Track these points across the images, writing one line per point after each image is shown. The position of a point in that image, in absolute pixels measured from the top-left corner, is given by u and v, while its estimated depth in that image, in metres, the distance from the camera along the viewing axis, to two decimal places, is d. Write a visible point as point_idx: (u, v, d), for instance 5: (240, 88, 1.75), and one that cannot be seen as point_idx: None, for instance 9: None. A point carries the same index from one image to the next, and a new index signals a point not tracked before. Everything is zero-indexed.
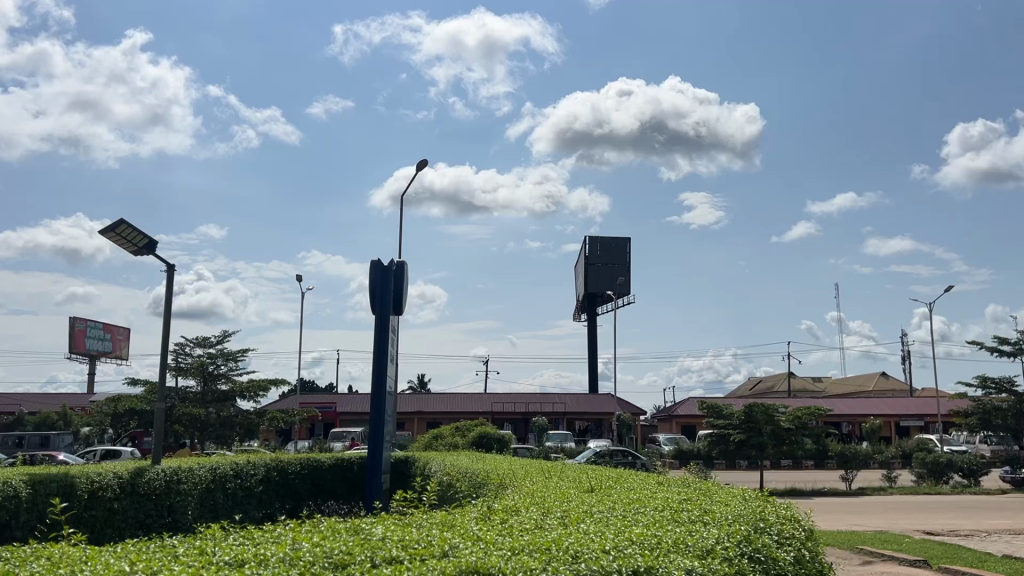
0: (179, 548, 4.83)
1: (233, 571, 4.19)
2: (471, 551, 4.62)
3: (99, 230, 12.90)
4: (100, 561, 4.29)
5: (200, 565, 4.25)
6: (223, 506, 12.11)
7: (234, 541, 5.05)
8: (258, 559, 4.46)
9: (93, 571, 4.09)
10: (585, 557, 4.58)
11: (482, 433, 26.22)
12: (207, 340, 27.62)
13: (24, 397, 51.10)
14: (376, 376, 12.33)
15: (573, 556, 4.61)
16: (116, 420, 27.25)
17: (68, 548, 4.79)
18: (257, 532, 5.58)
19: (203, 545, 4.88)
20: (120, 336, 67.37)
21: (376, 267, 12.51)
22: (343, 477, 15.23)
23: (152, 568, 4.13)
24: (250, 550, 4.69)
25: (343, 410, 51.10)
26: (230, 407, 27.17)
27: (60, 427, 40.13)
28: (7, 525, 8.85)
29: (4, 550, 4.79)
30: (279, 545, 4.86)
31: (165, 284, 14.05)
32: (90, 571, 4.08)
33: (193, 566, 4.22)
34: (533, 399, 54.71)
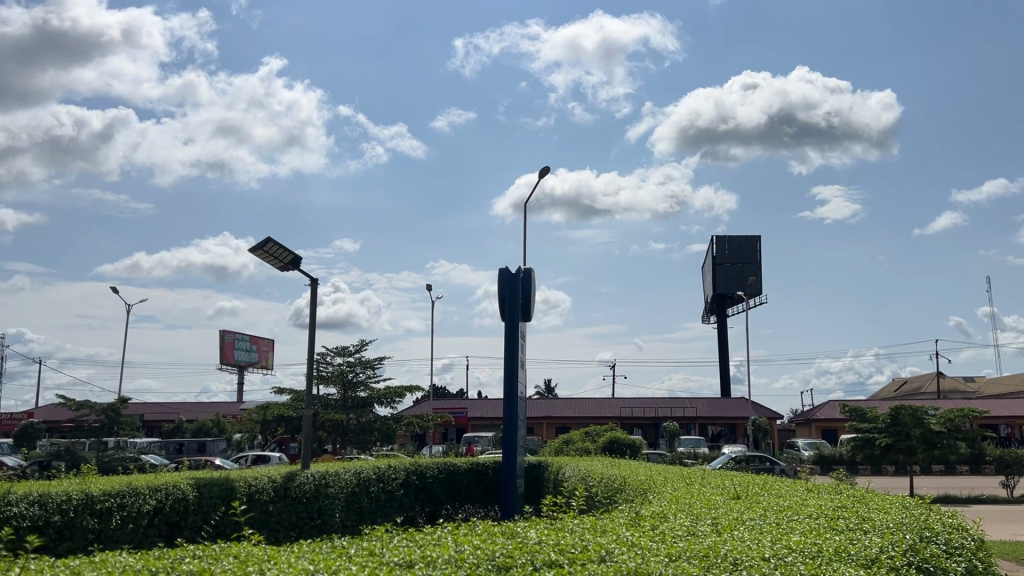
0: (350, 550, 5.11)
1: (404, 572, 4.39)
2: (629, 556, 4.65)
3: (249, 249, 13.73)
4: (283, 561, 4.59)
5: (374, 565, 4.48)
6: (367, 510, 12.61)
7: (399, 543, 5.28)
8: (426, 560, 4.65)
9: (279, 570, 4.37)
10: (745, 565, 4.49)
11: (614, 438, 26.07)
12: (346, 349, 28.78)
13: (182, 406, 54.78)
14: (508, 383, 12.52)
15: (733, 564, 4.53)
16: (265, 426, 28.77)
17: (250, 548, 5.13)
18: (417, 534, 5.82)
19: (373, 546, 5.12)
20: (266, 347, 71.19)
21: (504, 274, 12.69)
22: (477, 481, 15.54)
23: (331, 568, 4.38)
24: (417, 551, 4.90)
25: (474, 416, 52.03)
26: (370, 413, 28.23)
27: (214, 434, 42.82)
28: (178, 525, 9.53)
29: (193, 550, 5.18)
30: (443, 546, 5.03)
31: (310, 298, 14.76)
32: (276, 570, 4.36)
33: (363, 566, 4.45)
34: (664, 404, 53.92)
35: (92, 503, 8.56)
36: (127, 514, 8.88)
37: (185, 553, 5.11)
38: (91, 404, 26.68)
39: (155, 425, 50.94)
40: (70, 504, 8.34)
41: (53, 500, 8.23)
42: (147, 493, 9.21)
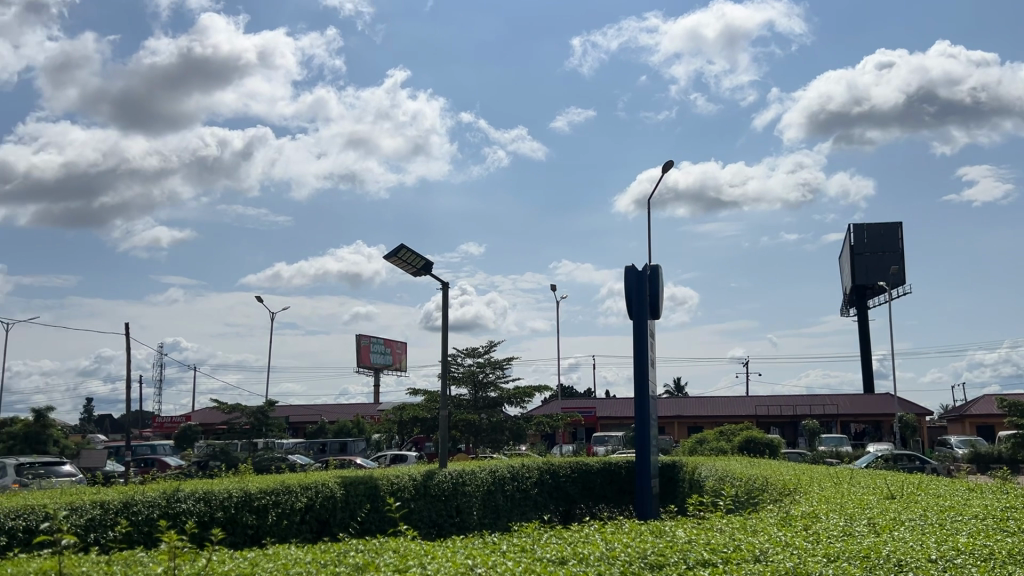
0: (503, 549, 5.24)
1: (559, 570, 4.47)
2: (786, 556, 4.55)
3: (384, 256, 14.25)
4: (441, 559, 4.78)
5: (530, 564, 4.58)
6: (503, 508, 12.80)
7: (549, 542, 5.37)
8: (578, 558, 4.72)
9: (438, 567, 4.56)
10: (911, 566, 4.30)
11: (749, 437, 25.37)
12: (476, 350, 29.28)
13: (323, 408, 57.26)
14: (639, 382, 12.42)
15: (898, 565, 4.34)
16: (401, 427, 29.67)
17: (408, 547, 5.36)
18: (566, 534, 5.91)
19: (525, 546, 5.23)
20: (400, 349, 73.55)
21: (630, 272, 12.60)
22: (611, 480, 15.48)
23: (488, 566, 4.52)
24: (568, 549, 4.96)
25: (603, 415, 51.80)
26: (501, 413, 28.64)
27: (354, 434, 44.48)
28: (327, 522, 10.00)
29: (357, 548, 5.47)
30: (594, 545, 5.08)
31: (443, 302, 15.15)
32: (435, 567, 4.56)
33: (518, 565, 4.57)
34: (802, 402, 51.97)
35: (251, 500, 9.10)
36: (282, 510, 9.39)
37: (350, 550, 5.42)
38: (241, 407, 28.27)
39: (300, 426, 53.48)
40: (231, 501, 8.89)
41: (217, 497, 8.79)
42: (299, 491, 9.71)
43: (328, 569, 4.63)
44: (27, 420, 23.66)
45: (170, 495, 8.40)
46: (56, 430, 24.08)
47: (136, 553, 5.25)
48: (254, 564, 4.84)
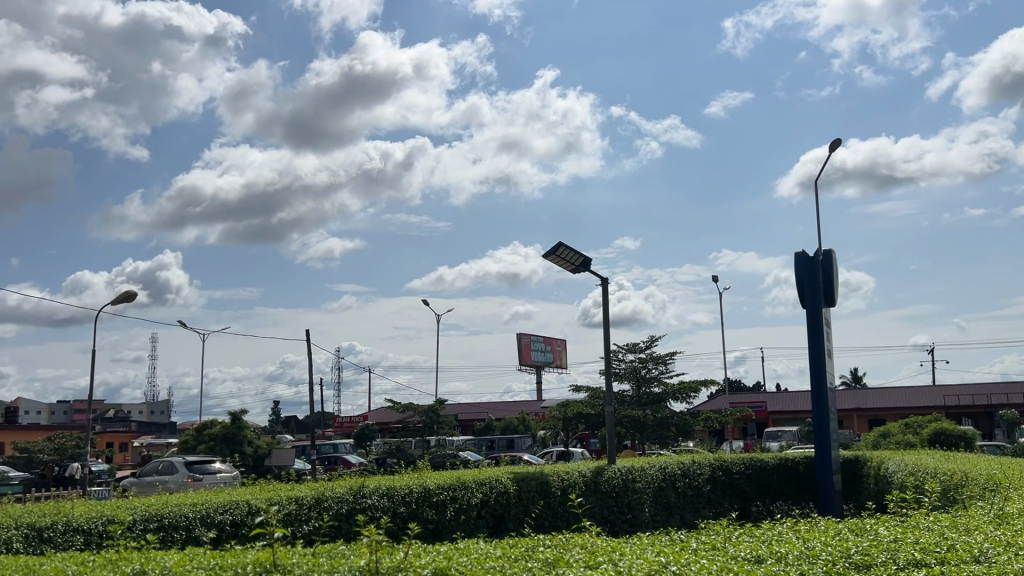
0: (693, 547, 5.15)
1: (755, 569, 4.38)
2: (1011, 557, 4.21)
3: (543, 255, 14.39)
4: (630, 555, 4.77)
5: (723, 561, 4.51)
6: (675, 505, 12.61)
7: (741, 540, 5.25)
8: (774, 557, 4.59)
9: (628, 562, 4.59)
10: None
11: (940, 430, 23.61)
12: (637, 345, 29.01)
13: (489, 405, 58.58)
14: (815, 373, 11.87)
15: None
16: (566, 423, 29.88)
17: (595, 544, 5.41)
18: (759, 533, 5.72)
19: (713, 545, 5.13)
20: (560, 347, 74.08)
21: (802, 258, 12.04)
22: (788, 477, 14.86)
23: (678, 563, 4.50)
24: (762, 547, 4.85)
25: (775, 410, 49.91)
26: (666, 409, 28.19)
27: (521, 431, 45.17)
28: (502, 517, 10.23)
29: (543, 544, 5.57)
30: (790, 543, 4.91)
31: (603, 298, 15.09)
32: (625, 563, 4.59)
33: (713, 564, 4.49)
34: (997, 390, 47.83)
35: (430, 496, 9.44)
36: (459, 506, 9.68)
37: (538, 545, 5.54)
38: (414, 406, 29.38)
39: (467, 424, 54.96)
40: (413, 497, 9.26)
41: (398, 493, 9.16)
42: (474, 487, 9.98)
43: (518, 563, 4.74)
44: (225, 422, 25.69)
45: (356, 491, 8.84)
46: (249, 431, 25.96)
47: (337, 546, 5.54)
48: (448, 558, 4.98)
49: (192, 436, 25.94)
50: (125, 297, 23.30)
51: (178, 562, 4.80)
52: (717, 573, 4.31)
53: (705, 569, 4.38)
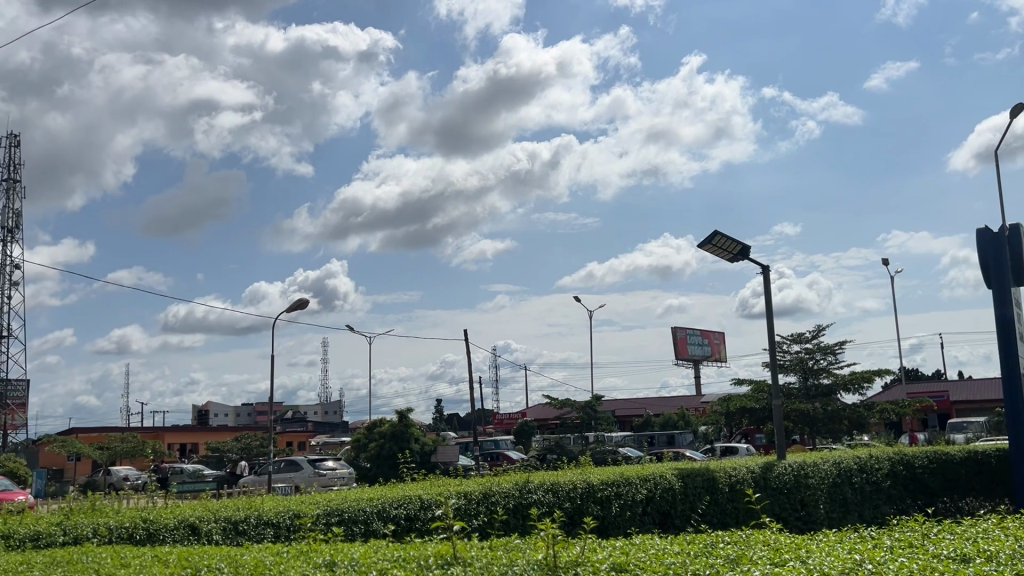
0: (889, 545, 4.87)
1: (966, 568, 4.10)
2: None
3: (698, 245, 14.06)
4: (821, 553, 4.58)
5: (926, 559, 4.25)
6: (853, 502, 11.98)
7: (941, 538, 4.93)
8: (986, 555, 4.28)
9: (820, 559, 4.42)
10: None
11: None
12: (803, 335, 27.77)
13: (647, 401, 58.03)
14: (1006, 358, 10.91)
15: None
16: (729, 418, 29.07)
17: (778, 542, 5.21)
18: (960, 530, 5.35)
19: (909, 542, 4.85)
20: (718, 339, 72.22)
21: (985, 236, 11.12)
22: (978, 471, 13.77)
23: (874, 560, 4.28)
24: (969, 546, 4.53)
25: (958, 399, 46.42)
26: (836, 401, 26.82)
27: (681, 427, 44.36)
28: (669, 514, 10.09)
29: (722, 540, 5.45)
30: (1000, 541, 4.55)
31: (764, 286, 14.53)
32: (817, 559, 4.41)
33: (915, 561, 4.24)
34: None
35: (594, 491, 9.43)
36: (623, 502, 9.61)
37: (718, 542, 5.41)
38: (571, 403, 29.52)
39: (626, 420, 54.63)
40: (577, 492, 9.29)
41: (563, 489, 9.21)
42: (638, 482, 9.87)
43: (698, 559, 4.66)
44: (393, 421, 26.74)
45: (521, 486, 8.95)
46: (416, 428, 26.89)
47: (513, 540, 5.61)
48: (627, 553, 4.94)
49: (363, 435, 27.15)
50: (298, 305, 24.74)
51: (365, 551, 5.00)
52: (923, 573, 4.04)
53: (907, 568, 4.12)
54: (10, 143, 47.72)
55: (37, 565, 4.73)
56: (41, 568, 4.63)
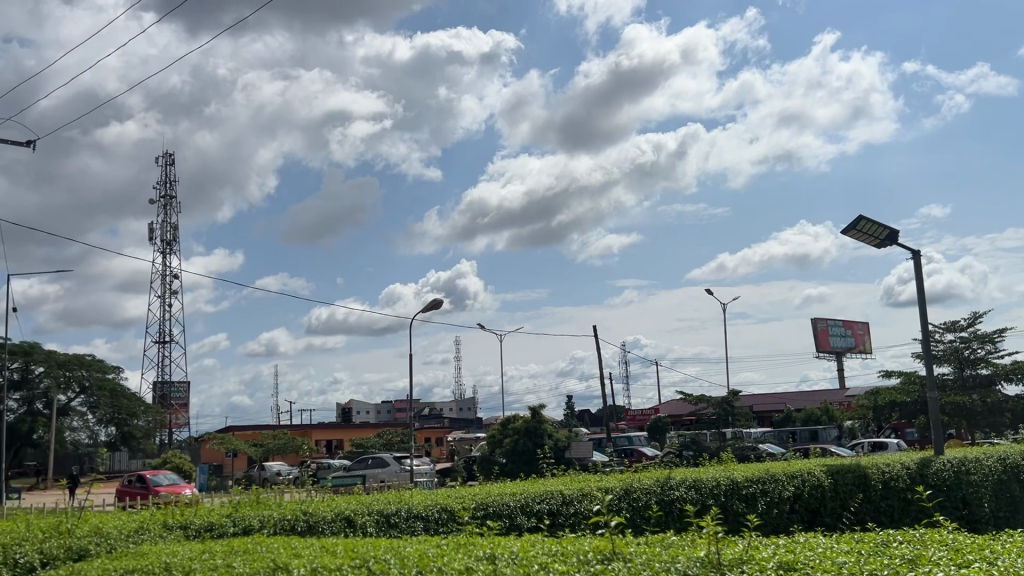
0: None
1: None
2: None
3: (841, 231, 13.48)
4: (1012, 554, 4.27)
5: None
6: (1021, 500, 11.14)
7: None
8: None
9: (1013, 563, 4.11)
10: None
11: None
12: (958, 323, 26.11)
13: (787, 395, 56.01)
14: None
15: None
16: (877, 412, 27.74)
17: (958, 543, 4.91)
18: None
19: None
20: (862, 330, 68.79)
21: None
22: None
23: None
24: None
25: None
26: (998, 392, 25.01)
27: (824, 422, 42.60)
28: (818, 512, 9.72)
29: (892, 539, 5.18)
30: None
31: (915, 272, 13.72)
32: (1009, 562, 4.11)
33: None
34: None
35: (739, 488, 9.21)
36: (771, 499, 9.32)
37: (889, 541, 5.14)
38: (707, 397, 28.87)
39: (765, 415, 52.96)
40: (720, 489, 9.08)
41: (706, 485, 9.03)
42: (785, 479, 9.56)
43: (872, 558, 4.44)
44: (526, 417, 26.99)
45: (663, 483, 8.84)
46: (549, 424, 27.01)
47: (667, 535, 5.46)
48: (793, 552, 4.73)
49: (498, 430, 27.54)
50: (433, 304, 25.44)
51: (523, 541, 5.01)
52: None
53: None
54: (165, 161, 51.45)
55: (219, 551, 4.95)
56: (224, 554, 4.83)
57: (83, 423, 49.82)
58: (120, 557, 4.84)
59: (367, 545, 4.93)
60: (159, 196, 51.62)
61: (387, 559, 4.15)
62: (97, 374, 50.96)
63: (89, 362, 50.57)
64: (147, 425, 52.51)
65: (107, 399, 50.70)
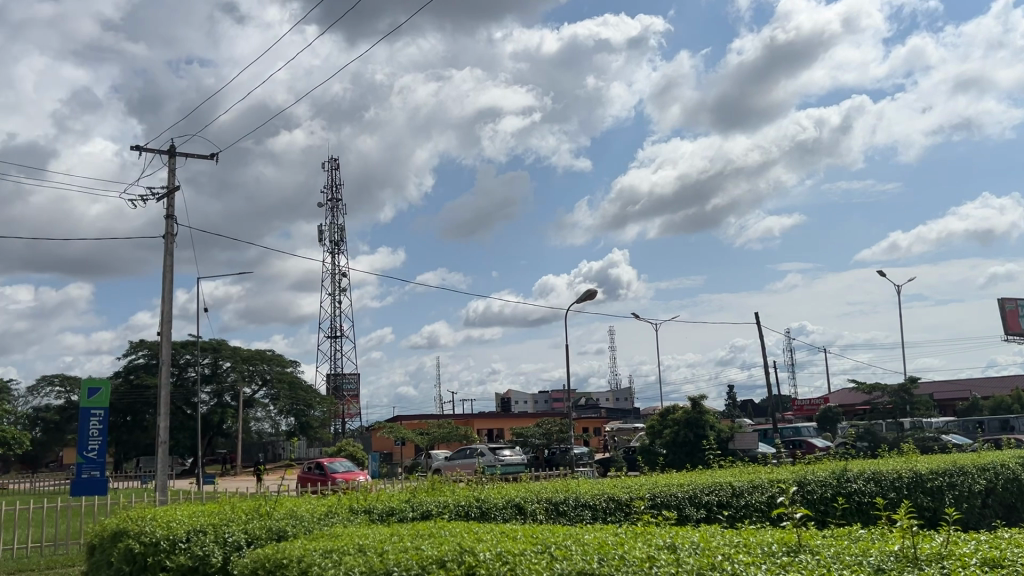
0: None
1: None
2: None
3: None
4: None
5: None
6: None
7: None
8: None
9: None
10: None
11: None
12: None
13: (972, 383, 52.06)
14: None
15: None
16: None
17: None
18: None
19: None
20: None
21: None
22: None
23: None
24: None
25: None
26: None
27: (1017, 410, 39.19)
28: (1013, 507, 9.03)
29: None
30: None
31: None
32: None
33: None
34: None
35: (923, 481, 8.68)
36: (959, 493, 8.74)
37: None
38: (882, 386, 27.41)
39: (948, 404, 49.46)
40: (903, 481, 8.59)
41: (887, 478, 8.58)
42: (975, 473, 8.94)
43: None
44: (686, 408, 26.59)
45: (839, 475, 8.48)
46: (711, 415, 26.47)
47: (855, 528, 5.21)
48: (998, 548, 4.41)
49: (657, 421, 27.28)
50: (587, 295, 25.62)
51: (702, 528, 4.94)
52: None
53: None
54: (331, 167, 54.45)
55: (403, 535, 5.10)
56: (409, 536, 4.98)
57: (267, 413, 53.60)
58: (318, 539, 5.10)
59: (545, 530, 4.98)
60: (325, 200, 54.69)
61: (569, 543, 4.19)
62: (277, 368, 54.76)
63: (269, 356, 54.46)
64: (322, 415, 55.82)
65: (286, 391, 54.45)
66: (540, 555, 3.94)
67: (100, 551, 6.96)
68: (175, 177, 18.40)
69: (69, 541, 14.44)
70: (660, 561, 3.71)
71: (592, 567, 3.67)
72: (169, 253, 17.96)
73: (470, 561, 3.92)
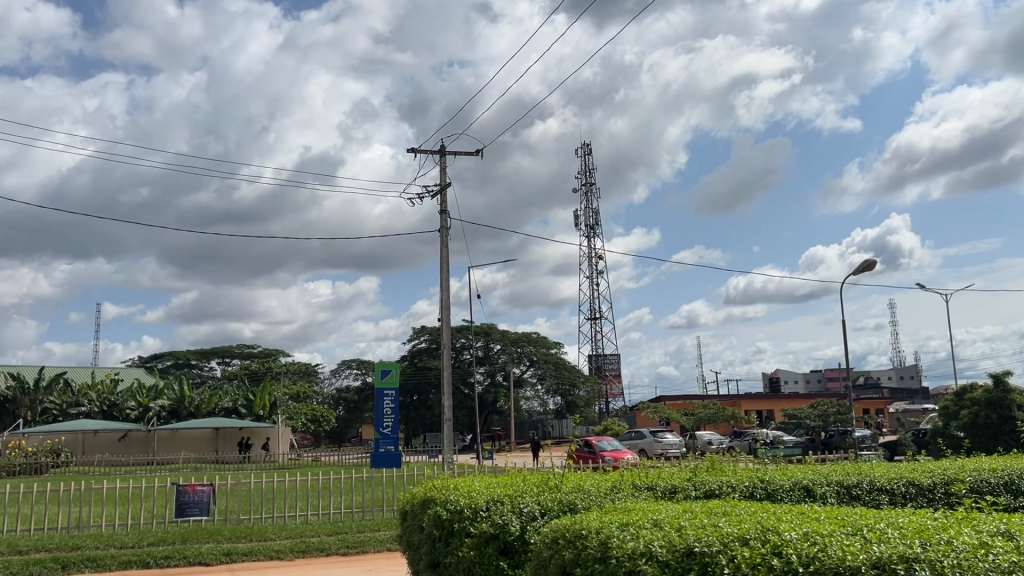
0: None
1: None
2: None
3: None
4: None
5: None
6: None
7: None
8: None
9: None
10: None
11: None
12: None
13: None
14: None
15: None
16: None
17: None
18: None
19: None
20: None
21: None
22: None
23: None
24: None
25: None
26: None
27: None
28: None
29: None
30: None
31: None
32: None
33: None
34: None
35: None
36: None
37: None
38: None
39: None
40: None
41: None
42: None
43: None
44: (988, 386, 23.87)
45: None
46: (1017, 394, 23.59)
47: None
48: None
49: (953, 401, 24.82)
50: (865, 267, 23.95)
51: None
52: None
53: None
54: (584, 152, 55.61)
55: (693, 512, 5.08)
56: (702, 514, 4.95)
57: (535, 393, 55.96)
58: (610, 512, 5.24)
59: (850, 511, 4.75)
60: (580, 185, 55.84)
61: (883, 528, 3.94)
62: (543, 350, 56.84)
63: (536, 339, 56.71)
64: (587, 394, 57.16)
65: (552, 371, 56.39)
66: (853, 537, 3.76)
67: (411, 517, 7.68)
68: (446, 174, 19.70)
69: (378, 509, 16.21)
70: (997, 547, 3.39)
71: (916, 552, 3.41)
72: (445, 244, 19.30)
73: (774, 541, 3.83)
